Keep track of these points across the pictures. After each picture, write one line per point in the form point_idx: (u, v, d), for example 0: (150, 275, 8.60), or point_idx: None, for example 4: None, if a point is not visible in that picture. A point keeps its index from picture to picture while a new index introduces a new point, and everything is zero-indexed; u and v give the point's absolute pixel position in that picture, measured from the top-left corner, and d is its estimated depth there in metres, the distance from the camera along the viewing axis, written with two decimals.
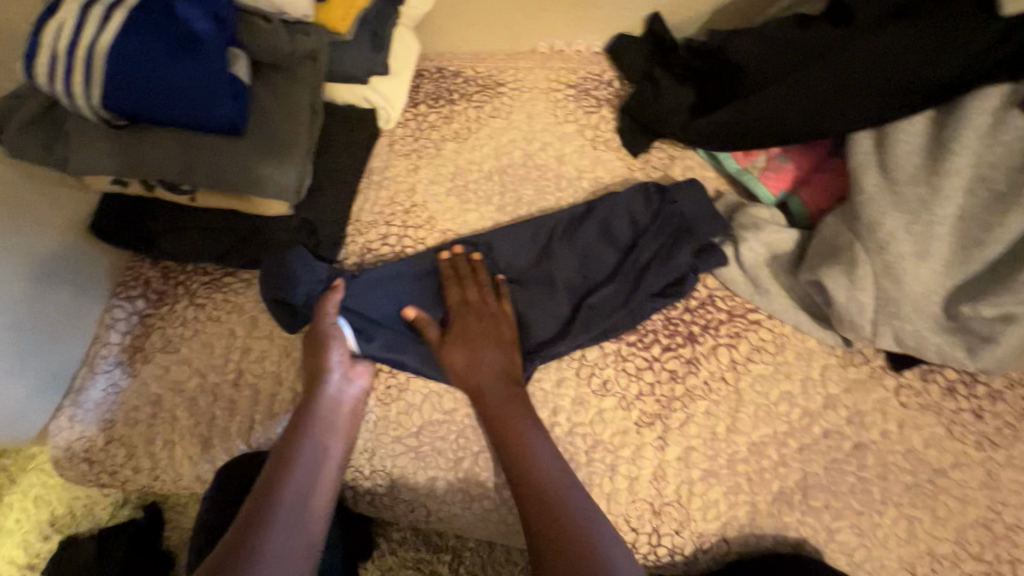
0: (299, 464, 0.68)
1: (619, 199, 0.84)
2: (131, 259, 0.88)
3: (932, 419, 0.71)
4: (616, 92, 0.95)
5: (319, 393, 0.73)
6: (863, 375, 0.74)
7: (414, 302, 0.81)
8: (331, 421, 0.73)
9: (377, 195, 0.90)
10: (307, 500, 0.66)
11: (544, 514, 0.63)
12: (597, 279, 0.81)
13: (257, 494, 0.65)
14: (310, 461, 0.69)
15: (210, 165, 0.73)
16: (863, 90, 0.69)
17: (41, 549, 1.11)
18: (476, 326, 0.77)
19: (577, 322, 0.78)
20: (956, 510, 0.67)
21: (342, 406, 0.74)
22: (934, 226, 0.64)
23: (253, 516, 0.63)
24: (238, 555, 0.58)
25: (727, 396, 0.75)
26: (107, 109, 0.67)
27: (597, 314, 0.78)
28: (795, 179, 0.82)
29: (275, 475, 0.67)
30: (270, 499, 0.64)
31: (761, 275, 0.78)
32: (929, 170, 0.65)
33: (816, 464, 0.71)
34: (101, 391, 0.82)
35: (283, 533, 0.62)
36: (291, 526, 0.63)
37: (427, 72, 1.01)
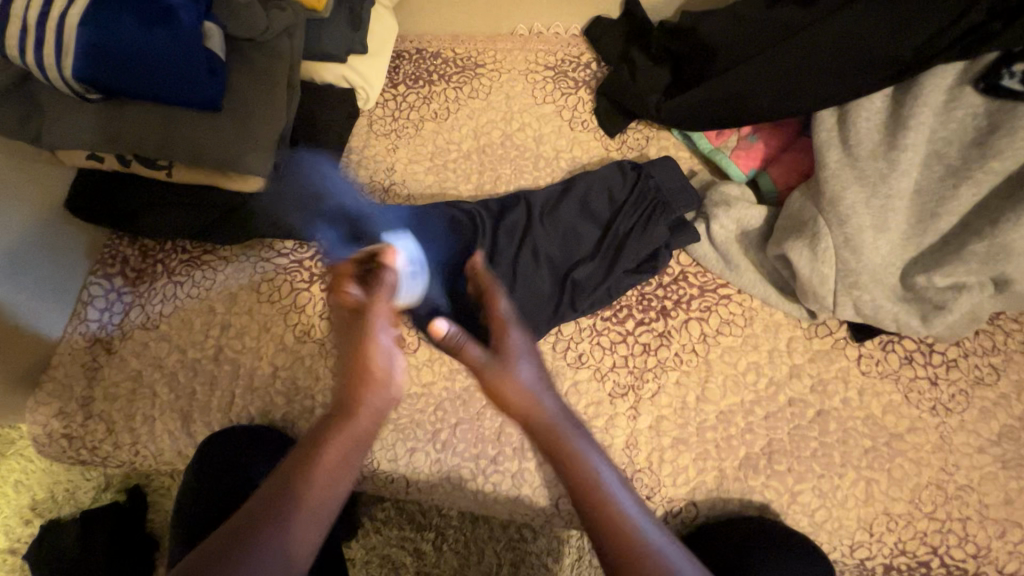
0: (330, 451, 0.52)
1: (594, 176, 0.85)
2: (109, 237, 0.88)
3: (891, 387, 0.74)
4: (594, 74, 0.96)
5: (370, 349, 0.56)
6: (826, 345, 0.77)
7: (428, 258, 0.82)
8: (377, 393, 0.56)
9: (356, 174, 0.91)
10: (299, 520, 0.48)
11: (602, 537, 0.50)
12: (577, 255, 0.82)
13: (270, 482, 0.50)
14: (345, 442, 0.53)
15: (187, 140, 0.73)
16: (826, 69, 0.71)
17: (23, 533, 1.11)
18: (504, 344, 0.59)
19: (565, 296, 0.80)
20: (911, 472, 0.71)
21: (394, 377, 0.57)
22: (891, 200, 0.67)
23: (218, 554, 0.45)
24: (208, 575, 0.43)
25: (697, 367, 0.77)
26: (80, 81, 0.67)
27: (580, 292, 0.80)
28: (764, 158, 0.85)
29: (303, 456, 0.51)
30: (241, 544, 0.45)
31: (731, 251, 0.80)
32: (887, 146, 0.68)
33: (780, 430, 0.74)
34: (79, 368, 0.82)
35: (274, 549, 0.46)
36: (286, 538, 0.46)
37: (406, 53, 1.01)
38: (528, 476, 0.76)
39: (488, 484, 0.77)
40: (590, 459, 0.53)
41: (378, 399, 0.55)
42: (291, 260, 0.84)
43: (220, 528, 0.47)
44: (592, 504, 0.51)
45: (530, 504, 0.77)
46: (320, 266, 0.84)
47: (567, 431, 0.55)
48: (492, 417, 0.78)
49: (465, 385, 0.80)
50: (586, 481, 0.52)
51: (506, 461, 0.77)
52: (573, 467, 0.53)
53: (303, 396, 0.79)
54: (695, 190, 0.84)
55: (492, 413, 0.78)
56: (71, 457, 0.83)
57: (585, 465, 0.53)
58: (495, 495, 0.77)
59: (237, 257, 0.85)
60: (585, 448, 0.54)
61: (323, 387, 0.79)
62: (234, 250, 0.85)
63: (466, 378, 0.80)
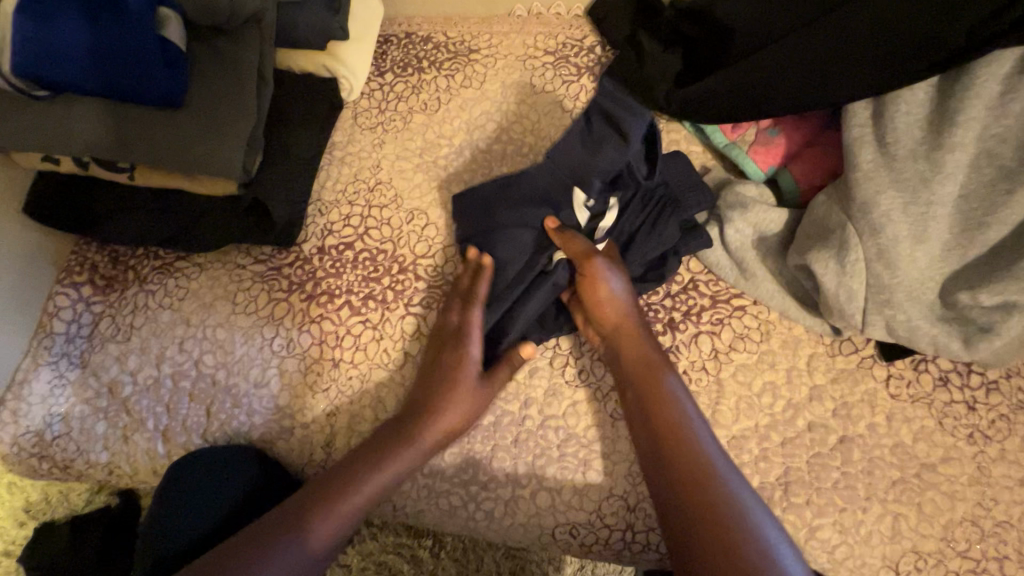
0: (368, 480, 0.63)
1: (603, 100, 0.71)
2: (76, 243, 0.82)
3: (923, 412, 0.67)
4: (598, 59, 0.88)
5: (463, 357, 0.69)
6: (852, 365, 0.70)
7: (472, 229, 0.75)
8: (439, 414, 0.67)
9: (340, 172, 0.84)
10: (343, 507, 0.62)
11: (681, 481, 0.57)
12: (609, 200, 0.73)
13: (342, 468, 0.64)
14: (370, 470, 0.64)
15: (146, 140, 0.67)
16: (859, 58, 0.62)
17: (18, 534, 1.06)
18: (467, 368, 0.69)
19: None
20: (943, 506, 0.64)
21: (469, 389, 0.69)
22: (933, 207, 0.59)
23: (293, 519, 0.60)
24: (279, 529, 0.59)
25: (708, 387, 0.71)
26: (23, 76, 0.61)
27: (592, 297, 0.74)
28: (785, 154, 0.76)
29: (354, 467, 0.64)
30: (306, 518, 0.60)
31: (747, 258, 0.72)
32: (930, 145, 0.60)
33: (798, 458, 0.67)
34: (46, 384, 0.78)
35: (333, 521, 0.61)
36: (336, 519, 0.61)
37: (394, 38, 0.93)
38: (522, 504, 0.71)
39: (480, 511, 0.72)
40: (687, 410, 0.63)
41: (450, 422, 0.67)
42: (269, 267, 0.78)
43: (317, 479, 0.64)
44: (680, 448, 0.59)
45: (524, 532, 0.72)
46: (300, 274, 0.78)
47: (662, 381, 0.64)
48: (483, 440, 0.72)
49: None
50: (681, 430, 0.61)
51: (499, 487, 0.71)
52: (673, 412, 0.62)
53: (282, 415, 0.74)
54: (709, 188, 0.76)
55: (484, 435, 0.72)
56: (44, 475, 0.79)
57: (684, 416, 0.62)
58: (487, 522, 0.72)
59: (211, 263, 0.79)
60: (684, 399, 0.64)
61: (303, 405, 0.74)
62: (209, 256, 0.79)
63: None
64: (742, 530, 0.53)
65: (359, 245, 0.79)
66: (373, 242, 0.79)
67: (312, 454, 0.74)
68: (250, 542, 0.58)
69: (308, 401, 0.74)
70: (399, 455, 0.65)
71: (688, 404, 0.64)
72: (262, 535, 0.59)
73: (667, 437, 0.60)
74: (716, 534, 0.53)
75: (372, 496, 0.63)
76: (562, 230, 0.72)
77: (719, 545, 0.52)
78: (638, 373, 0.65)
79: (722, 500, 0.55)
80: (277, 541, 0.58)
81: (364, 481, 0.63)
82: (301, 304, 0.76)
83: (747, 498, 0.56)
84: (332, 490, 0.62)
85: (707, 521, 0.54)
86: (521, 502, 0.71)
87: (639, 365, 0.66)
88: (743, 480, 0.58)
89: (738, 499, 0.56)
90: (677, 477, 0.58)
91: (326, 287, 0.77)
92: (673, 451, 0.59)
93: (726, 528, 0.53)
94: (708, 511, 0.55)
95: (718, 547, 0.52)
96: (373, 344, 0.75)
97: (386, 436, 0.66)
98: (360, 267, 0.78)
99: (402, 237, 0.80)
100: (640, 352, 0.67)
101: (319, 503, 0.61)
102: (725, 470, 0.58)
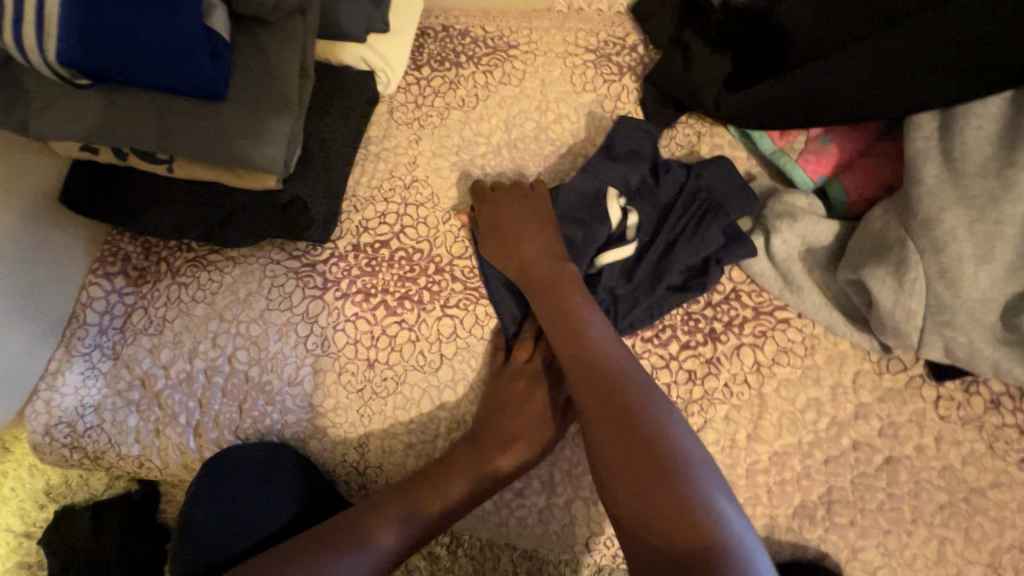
0: (425, 505, 0.64)
1: (625, 120, 0.77)
2: (109, 232, 0.82)
3: (973, 435, 0.65)
4: (641, 58, 0.85)
5: (536, 392, 0.70)
6: (900, 383, 0.68)
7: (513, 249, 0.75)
8: (503, 449, 0.68)
9: (376, 167, 0.83)
10: (399, 524, 0.62)
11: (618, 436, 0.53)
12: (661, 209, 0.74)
13: (404, 482, 0.66)
14: (428, 494, 0.64)
15: (185, 133, 0.66)
16: (931, 69, 0.60)
17: (37, 518, 1.05)
18: (538, 403, 0.70)
19: (633, 275, 0.72)
20: (991, 532, 0.63)
21: (541, 426, 0.69)
22: (1002, 226, 0.57)
23: (344, 533, 0.60)
24: (329, 540, 0.59)
25: (750, 402, 0.69)
26: (67, 66, 0.60)
27: (624, 309, 0.71)
28: (836, 164, 0.74)
29: (416, 480, 0.66)
30: (357, 529, 0.60)
31: (794, 271, 0.70)
32: (1002, 162, 0.57)
33: (843, 477, 0.66)
34: (79, 375, 0.77)
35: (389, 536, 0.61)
36: (392, 530, 0.61)
37: (431, 31, 0.91)
38: (557, 512, 0.70)
39: (513, 518, 0.71)
40: (611, 350, 0.62)
41: (534, 458, 0.69)
42: (304, 264, 0.77)
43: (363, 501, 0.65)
44: (600, 391, 0.57)
45: (557, 541, 0.71)
46: (335, 271, 0.76)
47: (590, 333, 0.64)
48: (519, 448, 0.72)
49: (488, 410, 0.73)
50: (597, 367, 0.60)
51: (532, 495, 0.70)
52: (595, 354, 0.61)
53: (315, 414, 0.73)
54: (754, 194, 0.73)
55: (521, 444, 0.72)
56: (74, 465, 0.79)
57: (606, 354, 0.61)
58: (520, 529, 0.72)
59: (245, 258, 0.78)
60: (602, 332, 0.64)
61: (337, 405, 0.73)
62: (242, 251, 0.78)
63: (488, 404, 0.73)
64: (676, 468, 0.49)
65: (394, 243, 0.78)
66: (409, 241, 0.78)
67: (345, 454, 0.73)
68: (295, 556, 0.57)
69: (341, 400, 0.73)
70: (481, 471, 0.67)
71: (610, 340, 0.63)
72: (313, 545, 0.58)
73: (580, 376, 0.60)
74: (648, 478, 0.49)
75: (449, 505, 0.65)
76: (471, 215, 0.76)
77: (641, 484, 0.49)
78: (567, 330, 0.65)
79: (646, 429, 0.52)
80: (336, 545, 0.58)
81: (443, 489, 0.65)
82: (336, 302, 0.75)
83: (676, 424, 0.53)
84: (401, 491, 0.65)
85: (625, 461, 0.51)
86: (555, 511, 0.70)
87: (565, 316, 0.67)
88: (674, 409, 0.55)
89: (663, 427, 0.52)
90: (596, 420, 0.55)
91: (361, 285, 0.76)
92: (605, 404, 0.55)
93: (652, 459, 0.50)
94: (627, 442, 0.52)
95: (649, 491, 0.48)
96: (408, 345, 0.74)
97: (448, 464, 0.67)
98: (396, 267, 0.77)
99: (438, 237, 0.78)
100: (567, 304, 0.68)
101: (387, 500, 0.64)
102: (645, 389, 0.56)
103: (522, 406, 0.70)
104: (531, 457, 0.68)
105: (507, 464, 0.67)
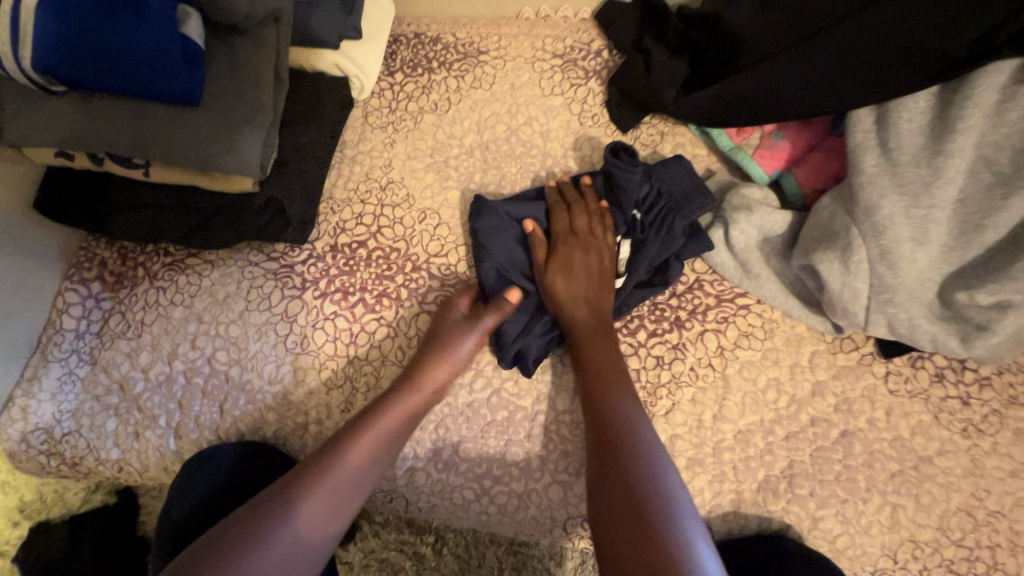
0: (348, 462, 0.64)
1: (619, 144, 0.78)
2: (84, 239, 0.82)
3: (920, 407, 0.70)
4: (605, 62, 0.89)
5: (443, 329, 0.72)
6: (852, 361, 0.72)
7: (502, 255, 0.75)
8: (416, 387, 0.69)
9: (352, 170, 0.85)
10: (332, 485, 0.62)
11: (618, 476, 0.59)
12: (633, 214, 0.77)
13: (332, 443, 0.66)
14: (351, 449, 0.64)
15: (161, 139, 0.67)
16: (866, 69, 0.65)
17: (10, 534, 1.02)
18: (455, 342, 0.71)
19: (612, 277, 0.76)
20: (939, 497, 0.67)
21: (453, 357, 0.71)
22: (934, 210, 0.62)
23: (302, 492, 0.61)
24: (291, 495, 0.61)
25: (714, 383, 0.72)
26: (41, 71, 0.61)
27: None
28: (789, 158, 0.79)
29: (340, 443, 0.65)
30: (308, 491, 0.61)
31: (751, 260, 0.74)
32: (932, 151, 0.62)
33: (802, 451, 0.70)
34: (56, 381, 0.78)
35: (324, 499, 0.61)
36: (325, 496, 0.61)
37: (404, 38, 0.94)
38: (536, 497, 0.73)
39: (493, 505, 0.73)
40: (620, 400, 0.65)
41: (439, 391, 0.71)
42: (282, 265, 0.79)
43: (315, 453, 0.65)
44: (608, 426, 0.64)
45: (535, 525, 0.74)
46: (313, 271, 0.78)
47: (616, 370, 0.68)
48: (497, 436, 0.73)
49: (468, 401, 0.74)
50: (616, 425, 0.63)
51: (511, 482, 0.73)
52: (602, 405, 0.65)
53: (296, 411, 0.75)
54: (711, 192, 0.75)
55: (498, 431, 0.73)
56: (51, 473, 0.79)
57: (615, 407, 0.65)
58: (499, 515, 0.74)
59: (223, 261, 0.79)
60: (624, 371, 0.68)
61: (318, 400, 0.74)
62: (220, 254, 0.80)
63: (469, 392, 0.75)
64: (664, 522, 0.55)
65: (371, 243, 0.80)
66: (385, 241, 0.80)
67: None
68: (213, 541, 0.57)
69: (323, 396, 0.74)
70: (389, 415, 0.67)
71: (629, 398, 0.66)
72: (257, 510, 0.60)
73: (604, 434, 0.63)
74: (639, 526, 0.55)
75: (354, 474, 0.64)
76: (478, 211, 0.75)
77: (642, 561, 0.53)
78: (596, 369, 0.68)
79: (646, 499, 0.57)
80: (242, 540, 0.57)
81: (353, 447, 0.64)
82: (315, 301, 0.77)
83: (676, 496, 0.57)
84: (318, 464, 0.63)
85: (629, 531, 0.55)
86: (534, 495, 0.73)
87: (585, 340, 0.70)
88: (683, 490, 0.59)
89: (668, 507, 0.56)
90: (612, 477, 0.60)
91: (339, 285, 0.78)
92: (614, 444, 0.62)
93: (649, 530, 0.54)
94: (631, 511, 0.56)
95: (638, 549, 0.54)
96: (387, 341, 0.76)
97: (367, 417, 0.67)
98: (374, 265, 0.79)
99: (414, 236, 0.80)
100: (600, 361, 0.68)
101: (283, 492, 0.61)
102: (652, 451, 0.61)
103: (443, 339, 0.71)
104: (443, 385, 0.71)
105: (411, 407, 0.68)
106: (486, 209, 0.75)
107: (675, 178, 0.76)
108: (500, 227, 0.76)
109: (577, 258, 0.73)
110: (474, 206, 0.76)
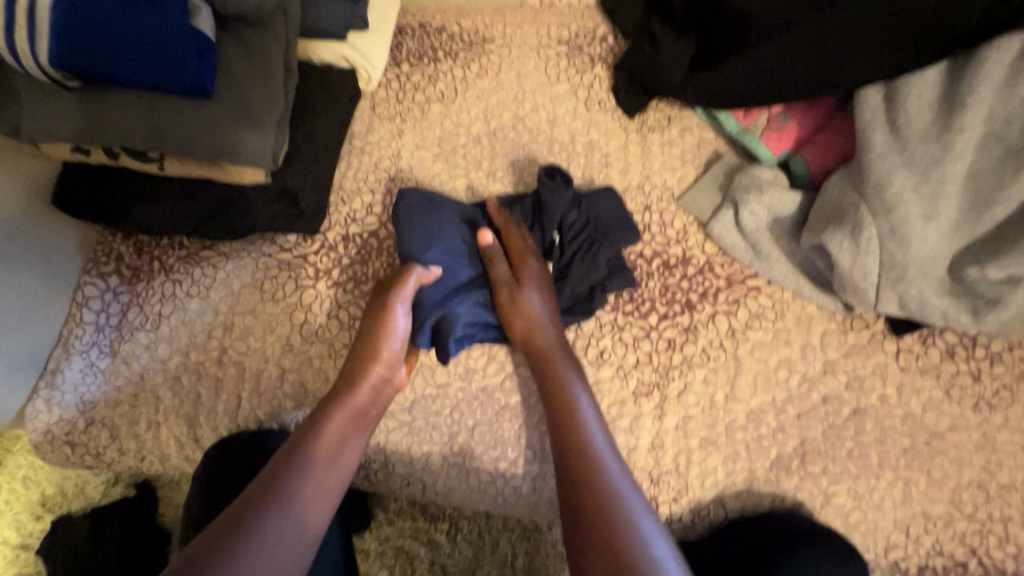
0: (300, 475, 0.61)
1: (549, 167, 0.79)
2: (101, 233, 0.83)
3: (931, 383, 0.70)
4: (611, 47, 0.89)
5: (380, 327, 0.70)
6: (863, 340, 0.73)
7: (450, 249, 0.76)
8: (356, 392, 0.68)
9: (360, 161, 0.85)
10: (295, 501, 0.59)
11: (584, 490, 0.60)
12: (553, 237, 0.79)
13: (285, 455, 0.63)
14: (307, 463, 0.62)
15: (176, 132, 0.68)
16: (875, 45, 0.65)
17: (36, 528, 1.04)
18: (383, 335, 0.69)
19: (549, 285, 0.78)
20: (951, 471, 0.68)
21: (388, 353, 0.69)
22: (943, 186, 0.62)
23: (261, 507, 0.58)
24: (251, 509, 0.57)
25: (726, 364, 0.73)
26: (56, 65, 0.62)
27: (586, 298, 0.76)
28: (797, 139, 0.79)
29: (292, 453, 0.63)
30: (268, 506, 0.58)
31: (762, 241, 0.75)
32: (942, 127, 0.63)
33: (814, 430, 0.70)
34: (79, 372, 0.79)
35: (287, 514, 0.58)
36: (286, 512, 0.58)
37: (409, 29, 0.92)
38: (551, 479, 0.74)
39: (508, 487, 0.74)
40: (576, 396, 0.67)
41: (377, 395, 0.69)
42: (295, 256, 0.79)
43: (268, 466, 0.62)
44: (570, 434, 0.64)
45: (551, 507, 0.75)
46: (325, 262, 0.79)
47: (568, 374, 0.69)
48: (511, 419, 0.74)
49: (481, 385, 0.75)
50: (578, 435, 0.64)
51: (525, 464, 0.74)
52: (565, 406, 0.66)
53: (313, 399, 0.76)
54: (633, 221, 0.77)
55: (511, 415, 0.75)
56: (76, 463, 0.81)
57: (572, 404, 0.66)
58: (515, 497, 0.75)
59: (237, 253, 0.80)
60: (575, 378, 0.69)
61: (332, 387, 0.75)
62: (234, 246, 0.81)
63: (482, 377, 0.76)
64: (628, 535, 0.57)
65: (382, 233, 0.81)
66: None
67: None
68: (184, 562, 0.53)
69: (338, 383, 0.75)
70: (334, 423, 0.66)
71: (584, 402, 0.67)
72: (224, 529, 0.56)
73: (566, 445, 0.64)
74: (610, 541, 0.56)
75: (312, 491, 0.61)
76: (420, 202, 0.77)
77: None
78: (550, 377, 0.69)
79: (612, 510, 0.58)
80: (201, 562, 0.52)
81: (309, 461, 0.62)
82: (328, 290, 0.78)
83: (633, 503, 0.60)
84: (274, 479, 0.60)
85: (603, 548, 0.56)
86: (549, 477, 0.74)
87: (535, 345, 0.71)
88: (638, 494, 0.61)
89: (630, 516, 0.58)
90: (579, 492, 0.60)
91: (352, 274, 0.79)
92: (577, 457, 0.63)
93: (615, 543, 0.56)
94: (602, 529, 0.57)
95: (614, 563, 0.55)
96: None
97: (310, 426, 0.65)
98: (386, 254, 0.80)
99: None
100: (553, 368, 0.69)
101: (257, 500, 0.58)
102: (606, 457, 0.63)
103: (380, 316, 0.70)
104: (381, 388, 0.70)
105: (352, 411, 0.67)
106: (432, 201, 0.77)
107: (603, 208, 0.77)
108: (444, 221, 0.77)
109: (529, 268, 0.75)
110: (417, 197, 0.77)
